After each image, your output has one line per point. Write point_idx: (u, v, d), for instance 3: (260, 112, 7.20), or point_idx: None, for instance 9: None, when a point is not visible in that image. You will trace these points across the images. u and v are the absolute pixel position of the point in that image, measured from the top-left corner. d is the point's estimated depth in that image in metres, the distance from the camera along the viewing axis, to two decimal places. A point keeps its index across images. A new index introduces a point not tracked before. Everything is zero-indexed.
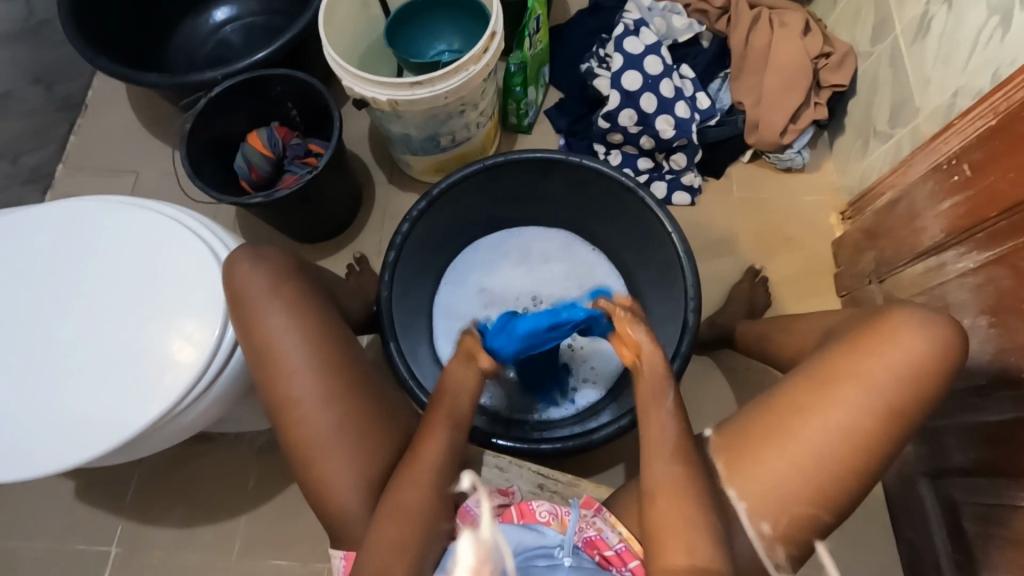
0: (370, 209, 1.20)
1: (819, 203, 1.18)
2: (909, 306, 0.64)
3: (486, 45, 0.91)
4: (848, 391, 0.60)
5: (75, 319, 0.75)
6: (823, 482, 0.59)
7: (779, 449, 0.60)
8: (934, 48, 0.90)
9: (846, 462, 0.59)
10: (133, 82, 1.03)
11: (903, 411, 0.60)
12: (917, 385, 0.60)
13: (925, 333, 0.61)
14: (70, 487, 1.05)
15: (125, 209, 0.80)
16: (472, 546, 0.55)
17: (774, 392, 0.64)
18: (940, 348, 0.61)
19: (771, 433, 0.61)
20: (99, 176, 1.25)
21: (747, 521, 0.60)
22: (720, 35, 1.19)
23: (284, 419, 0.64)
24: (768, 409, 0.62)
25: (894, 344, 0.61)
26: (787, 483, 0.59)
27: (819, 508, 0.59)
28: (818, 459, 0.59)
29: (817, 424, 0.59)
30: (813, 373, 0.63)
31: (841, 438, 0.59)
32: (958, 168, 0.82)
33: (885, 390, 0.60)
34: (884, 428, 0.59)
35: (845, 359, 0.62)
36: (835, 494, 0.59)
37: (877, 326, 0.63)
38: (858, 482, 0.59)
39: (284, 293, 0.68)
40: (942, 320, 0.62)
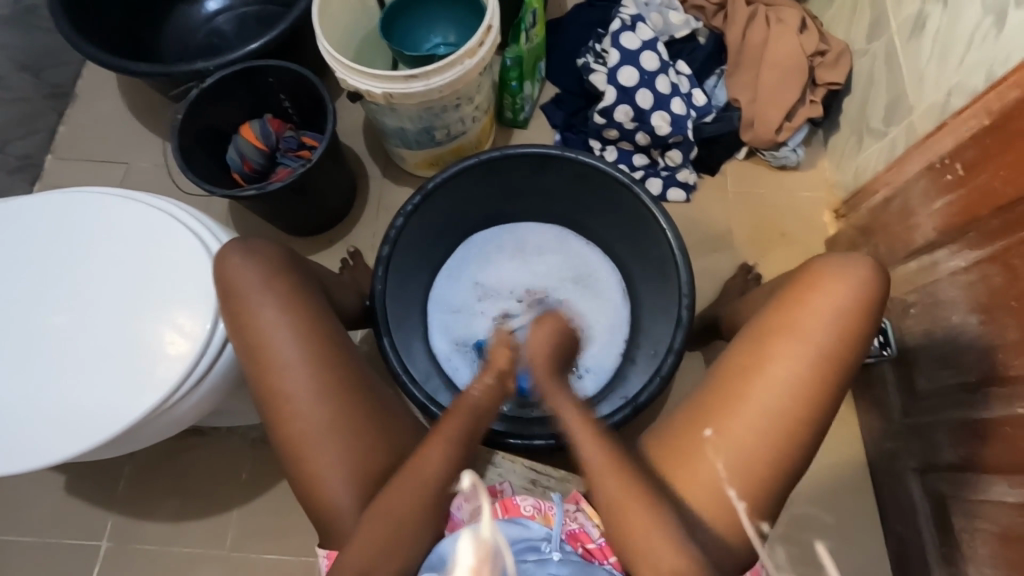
0: (364, 203, 1.19)
1: (813, 201, 1.19)
2: (828, 258, 0.68)
3: (482, 38, 0.90)
4: (787, 347, 0.63)
5: (64, 311, 0.74)
6: (780, 442, 0.61)
7: (741, 419, 0.62)
8: (929, 46, 0.90)
9: (795, 415, 0.62)
10: (123, 72, 1.01)
11: (844, 354, 0.63)
12: (852, 326, 0.63)
13: (847, 277, 0.65)
14: (59, 481, 1.04)
15: (115, 200, 0.79)
16: (472, 545, 0.58)
17: (724, 362, 0.67)
18: (865, 287, 0.64)
19: (730, 406, 0.63)
20: (89, 167, 1.24)
21: (747, 520, 0.61)
22: (716, 31, 1.19)
23: (276, 415, 0.64)
24: (724, 382, 0.65)
25: (821, 292, 0.65)
26: (762, 454, 0.61)
27: (792, 470, 0.62)
28: (770, 418, 0.62)
29: (769, 388, 0.62)
30: (755, 339, 0.66)
31: (794, 395, 0.62)
32: (952, 166, 0.82)
33: (817, 338, 0.63)
34: (830, 375, 0.62)
35: (779, 317, 0.65)
36: (802, 452, 0.62)
37: (804, 281, 0.67)
38: (809, 433, 0.62)
39: (276, 288, 0.68)
40: (857, 260, 0.66)
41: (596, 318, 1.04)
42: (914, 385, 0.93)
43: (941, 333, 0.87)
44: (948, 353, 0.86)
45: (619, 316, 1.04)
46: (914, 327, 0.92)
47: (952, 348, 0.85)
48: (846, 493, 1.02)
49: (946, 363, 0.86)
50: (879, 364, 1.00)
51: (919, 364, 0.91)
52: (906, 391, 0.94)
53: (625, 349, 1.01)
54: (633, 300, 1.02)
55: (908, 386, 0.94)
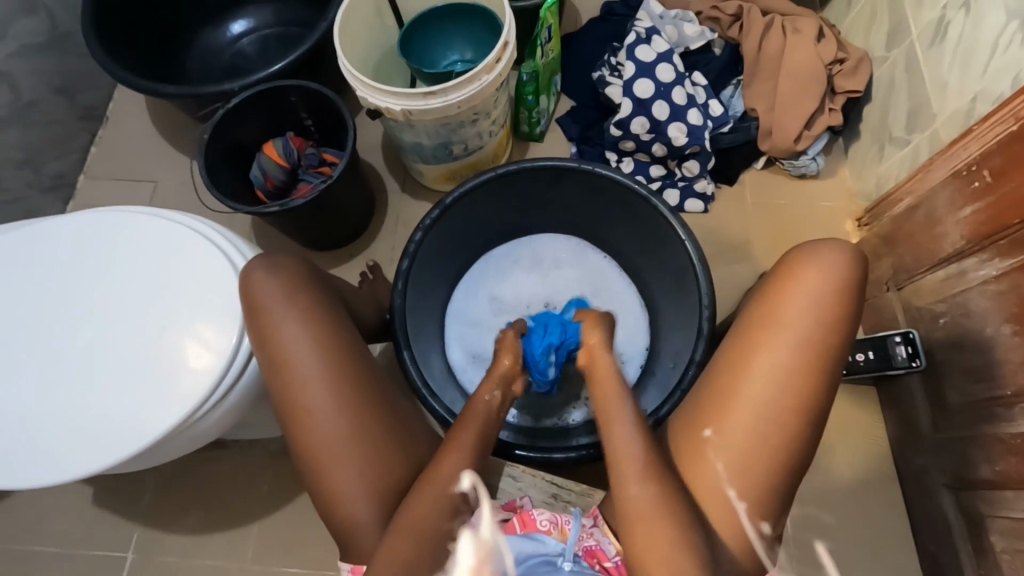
0: (383, 218, 1.21)
1: (834, 210, 1.17)
2: (808, 245, 0.67)
3: (499, 55, 0.92)
4: (773, 337, 0.62)
5: (96, 326, 0.77)
6: (780, 440, 0.60)
7: (735, 415, 0.61)
8: (951, 53, 0.89)
9: (790, 408, 0.60)
10: (153, 94, 1.05)
11: (831, 340, 0.62)
12: (836, 311, 0.62)
13: (826, 262, 0.64)
14: (87, 493, 1.06)
15: (145, 218, 0.81)
16: (472, 545, 0.60)
17: (715, 361, 0.66)
18: (845, 271, 0.63)
19: (722, 402, 0.62)
20: (119, 186, 1.28)
21: (748, 522, 0.59)
22: (732, 42, 1.19)
23: (298, 429, 0.65)
24: (714, 379, 0.64)
25: (801, 279, 0.64)
26: (758, 449, 0.60)
27: (792, 465, 0.61)
28: (766, 415, 0.60)
29: (758, 381, 0.61)
30: (743, 332, 0.65)
31: (786, 386, 0.61)
32: (979, 173, 0.81)
33: (802, 328, 0.62)
34: (819, 362, 0.61)
35: (762, 308, 0.64)
36: (801, 444, 0.61)
37: (784, 270, 0.66)
38: (808, 426, 0.61)
39: (300, 302, 0.69)
40: (834, 244, 0.66)
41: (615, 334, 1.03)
42: (944, 398, 0.90)
43: (972, 345, 0.84)
44: (980, 366, 0.83)
45: (639, 328, 1.03)
46: (944, 338, 0.90)
47: (984, 359, 0.83)
48: (876, 509, 0.99)
49: (978, 376, 0.84)
50: (907, 376, 0.97)
51: (950, 376, 0.89)
52: (937, 404, 0.91)
53: (645, 363, 1.00)
54: (652, 311, 1.02)
55: (938, 399, 0.91)
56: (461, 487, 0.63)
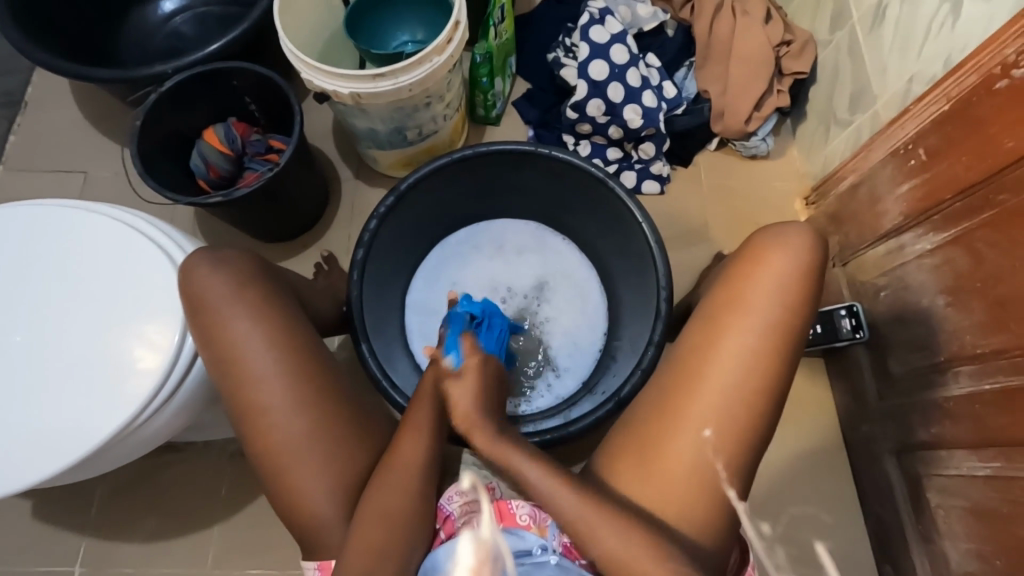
0: (337, 206, 1.17)
1: (783, 189, 1.20)
2: (769, 230, 0.69)
3: (450, 35, 0.89)
4: (736, 322, 0.64)
5: (24, 330, 0.71)
6: (746, 422, 0.62)
7: (703, 400, 0.62)
8: (890, 35, 0.92)
9: (753, 390, 0.62)
10: (76, 77, 0.97)
11: (792, 323, 0.64)
12: (797, 294, 0.64)
13: (786, 247, 0.66)
14: (27, 507, 1.00)
15: (72, 214, 0.75)
16: (471, 546, 0.59)
17: (681, 347, 0.67)
18: (805, 255, 0.66)
19: (690, 388, 0.63)
20: (44, 177, 1.18)
21: (743, 514, 0.62)
22: (684, 23, 1.20)
23: (252, 432, 0.62)
24: (682, 365, 0.65)
25: (764, 265, 0.65)
26: (727, 433, 0.62)
27: (758, 445, 0.63)
28: (730, 397, 0.62)
29: (723, 365, 0.63)
30: (709, 317, 0.66)
31: (751, 368, 0.62)
32: (916, 152, 0.84)
33: (765, 311, 0.64)
34: (782, 343, 0.63)
35: (726, 294, 0.66)
36: (763, 425, 0.63)
37: (747, 255, 0.68)
38: (773, 406, 0.63)
39: (247, 297, 0.66)
40: (793, 228, 0.67)
41: (575, 316, 1.04)
42: (887, 367, 0.95)
43: (910, 315, 0.89)
44: (917, 335, 0.88)
45: (599, 308, 1.04)
46: (885, 310, 0.95)
47: (920, 328, 0.87)
48: (824, 474, 1.04)
49: (916, 345, 0.89)
50: (853, 348, 1.02)
51: (890, 346, 0.94)
52: (880, 373, 0.96)
53: (606, 344, 1.01)
54: (611, 293, 1.03)
55: (881, 368, 0.96)
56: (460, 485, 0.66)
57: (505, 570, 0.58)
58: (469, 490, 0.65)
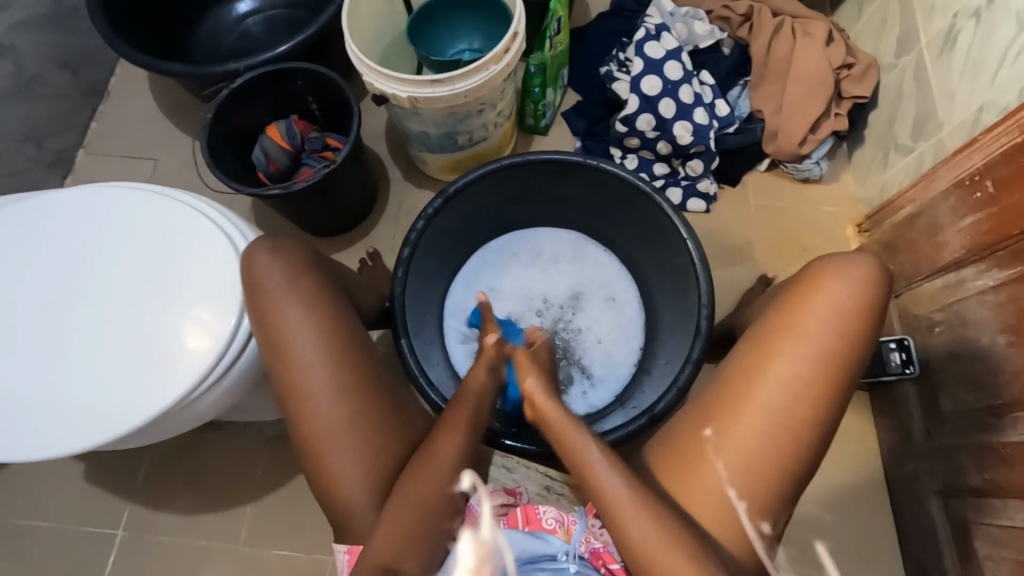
0: (385, 205, 1.20)
1: (836, 214, 1.17)
2: (830, 258, 0.67)
3: (508, 45, 0.91)
4: (788, 348, 0.62)
5: (96, 301, 0.76)
6: (786, 451, 0.60)
7: (744, 422, 0.61)
8: (961, 62, 0.89)
9: (798, 418, 0.61)
10: (158, 72, 1.04)
11: (847, 355, 0.62)
12: (854, 326, 0.62)
13: (848, 276, 0.64)
14: (80, 469, 1.06)
15: (146, 197, 0.80)
16: (472, 544, 0.57)
17: (725, 368, 0.66)
18: (866, 286, 0.63)
19: (732, 410, 0.62)
20: (119, 163, 1.27)
21: (748, 521, 0.60)
22: (741, 42, 1.19)
23: (296, 414, 0.65)
24: (726, 386, 0.64)
25: (823, 293, 0.64)
26: (764, 455, 0.60)
27: (797, 477, 0.61)
28: (774, 424, 0.61)
29: (772, 390, 0.61)
30: (758, 340, 0.65)
31: (798, 397, 0.61)
32: (982, 184, 0.81)
33: (820, 341, 0.62)
34: (834, 374, 0.61)
35: (779, 319, 0.64)
36: (806, 456, 0.61)
37: (804, 282, 0.66)
38: (817, 440, 0.61)
39: (301, 285, 0.69)
40: (857, 259, 0.66)
41: (610, 329, 1.04)
42: (938, 406, 0.91)
43: (967, 354, 0.85)
44: (974, 374, 0.84)
45: (636, 323, 1.04)
46: (939, 346, 0.91)
47: (978, 368, 0.83)
48: (862, 513, 1.00)
49: (972, 385, 0.84)
50: (901, 383, 0.98)
51: (943, 384, 0.90)
52: (930, 411, 0.92)
53: (641, 361, 1.01)
54: (649, 309, 1.02)
55: (932, 407, 0.92)
56: (461, 486, 0.63)
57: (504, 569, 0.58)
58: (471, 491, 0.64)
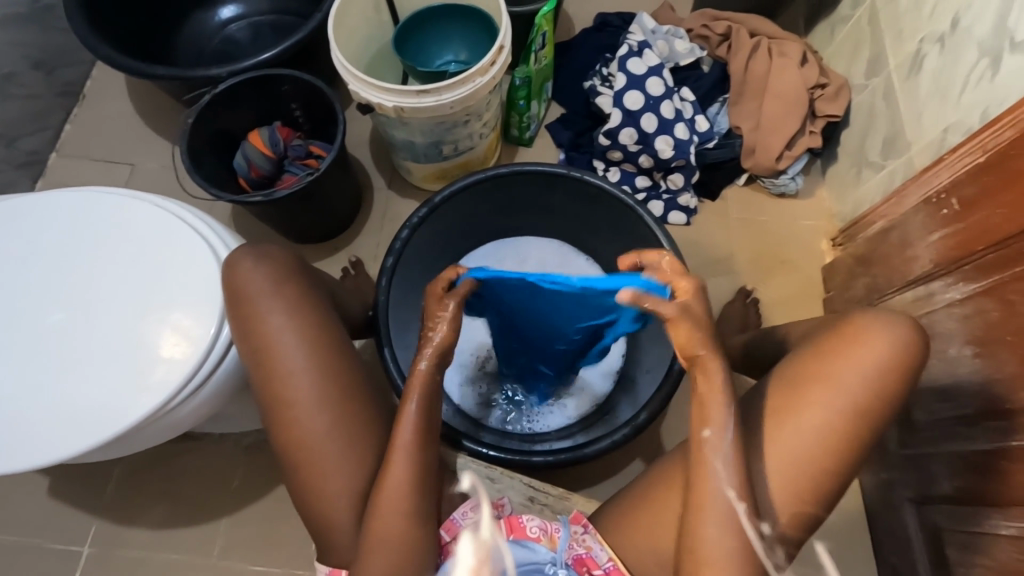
0: (369, 213, 1.20)
1: (812, 228, 1.21)
2: (872, 311, 0.65)
3: (494, 58, 0.92)
4: (816, 399, 0.62)
5: (68, 310, 0.74)
6: (800, 498, 0.61)
7: (760, 466, 0.62)
8: (927, 85, 0.93)
9: (817, 470, 0.61)
10: (137, 75, 1.02)
11: (875, 413, 0.61)
12: (888, 385, 0.61)
13: (889, 334, 0.62)
14: (44, 483, 1.02)
15: (125, 202, 0.79)
16: (472, 545, 0.58)
17: (749, 406, 0.66)
18: (905, 345, 0.62)
19: (749, 452, 0.63)
20: (94, 166, 1.24)
21: (748, 522, 0.58)
22: (720, 60, 1.22)
23: (279, 426, 0.63)
24: (748, 426, 0.64)
25: (860, 348, 0.62)
26: (774, 483, 0.61)
27: (808, 520, 0.62)
28: (791, 472, 0.61)
29: (794, 439, 0.61)
30: (785, 384, 0.64)
31: (819, 449, 0.61)
32: (949, 201, 0.84)
33: (851, 396, 0.61)
34: (859, 431, 0.61)
35: (808, 367, 0.63)
36: (819, 504, 0.62)
37: (841, 331, 0.64)
38: (832, 492, 0.62)
39: (286, 293, 0.68)
40: (899, 318, 0.64)
41: None
42: (910, 415, 0.94)
43: (938, 365, 0.88)
44: (944, 384, 0.87)
45: None
46: None
47: (947, 378, 0.86)
48: (840, 520, 1.02)
49: (942, 395, 0.87)
50: None
51: (914, 395, 0.93)
52: (903, 421, 0.95)
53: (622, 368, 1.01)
54: None
55: (904, 416, 0.95)
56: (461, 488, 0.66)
57: (505, 571, 0.58)
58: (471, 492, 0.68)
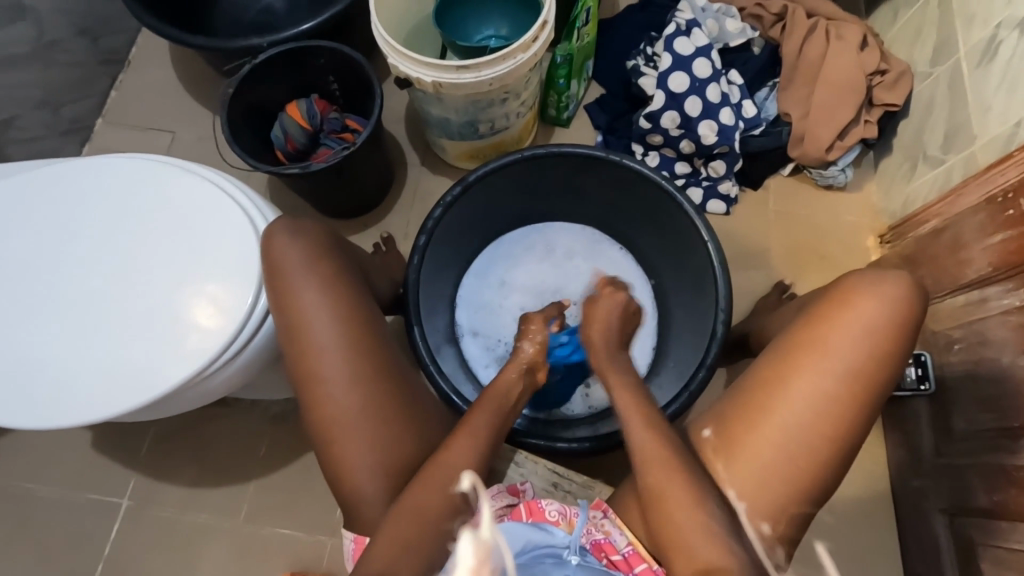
0: (402, 190, 1.19)
1: (857, 225, 1.15)
2: (863, 273, 0.65)
3: (536, 34, 0.89)
4: (813, 364, 0.61)
5: (110, 276, 0.76)
6: (803, 467, 0.60)
7: (760, 437, 0.61)
8: (999, 75, 0.87)
9: (818, 437, 0.60)
10: (181, 44, 1.02)
11: (874, 374, 0.61)
12: (885, 345, 0.61)
13: (882, 294, 0.62)
14: (87, 438, 1.07)
15: (168, 171, 0.80)
16: (471, 544, 0.43)
17: (747, 378, 0.65)
18: (899, 304, 0.62)
19: (748, 423, 0.62)
20: (136, 134, 1.26)
21: (747, 522, 0.60)
22: (772, 42, 1.16)
23: (309, 398, 0.64)
24: (746, 398, 0.63)
25: (853, 309, 0.62)
26: (777, 467, 0.60)
27: (813, 494, 0.61)
28: (791, 441, 0.60)
29: (793, 406, 0.60)
30: (783, 353, 0.63)
31: (820, 415, 0.60)
32: (1015, 202, 0.79)
33: (847, 358, 0.61)
34: (859, 394, 0.60)
35: (805, 334, 0.63)
36: (823, 474, 0.60)
37: (834, 296, 0.64)
38: (837, 460, 0.60)
39: (321, 268, 0.68)
40: (893, 277, 0.63)
41: None
42: (951, 424, 0.90)
43: (985, 374, 0.84)
44: (991, 395, 0.83)
45: (648, 324, 1.03)
46: (956, 364, 0.89)
47: (996, 389, 0.82)
48: (866, 526, 1.00)
49: (989, 406, 0.83)
50: (914, 398, 0.97)
51: (957, 404, 0.89)
52: (942, 430, 0.91)
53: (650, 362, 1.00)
54: (664, 311, 1.01)
55: (943, 424, 0.91)
56: (460, 487, 0.60)
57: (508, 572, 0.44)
58: (471, 493, 0.61)
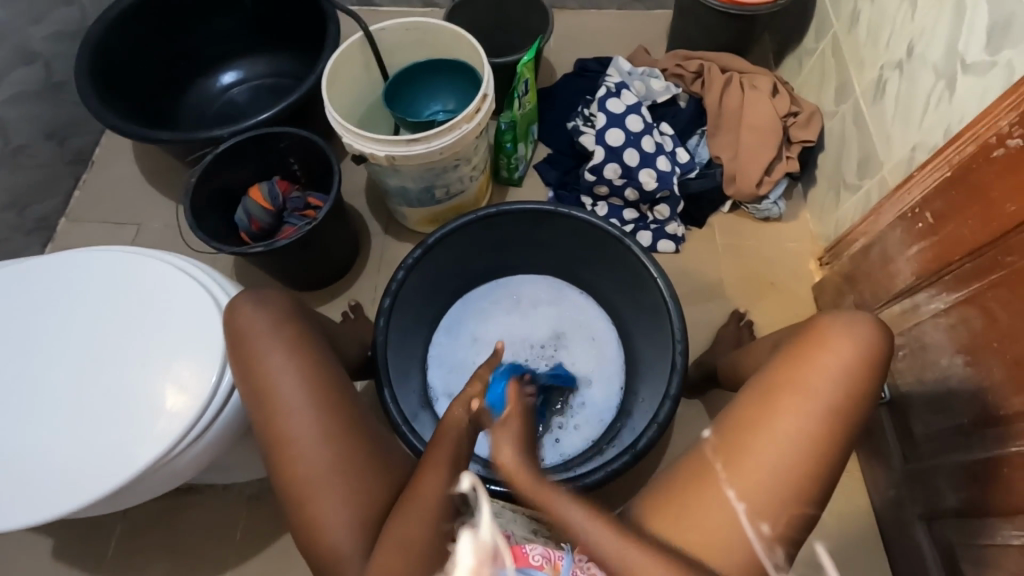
0: (367, 258, 1.23)
1: (799, 251, 1.24)
2: (833, 316, 0.68)
3: (479, 105, 0.97)
4: (793, 404, 0.63)
5: (73, 366, 0.76)
6: (788, 506, 0.60)
7: (746, 477, 0.61)
8: (891, 108, 0.98)
9: (801, 476, 0.61)
10: (148, 141, 1.07)
11: (850, 415, 0.63)
12: (858, 387, 0.64)
13: (852, 336, 0.65)
14: (48, 545, 1.01)
15: (132, 259, 0.82)
16: (472, 545, 0.57)
17: (727, 418, 0.66)
18: (868, 347, 0.65)
19: (733, 461, 0.62)
20: (101, 228, 1.29)
21: (747, 523, 0.59)
22: (696, 96, 1.29)
23: (280, 463, 0.64)
24: (730, 438, 0.63)
25: (828, 351, 0.64)
26: (763, 493, 0.60)
27: (800, 525, 0.61)
28: (776, 481, 0.60)
29: (775, 446, 0.61)
30: (762, 393, 0.65)
31: (801, 455, 0.61)
32: (922, 216, 0.87)
33: (825, 399, 0.62)
34: (836, 435, 0.62)
35: (783, 375, 0.65)
36: (807, 511, 0.61)
37: (808, 338, 0.67)
38: (819, 500, 0.61)
39: (285, 333, 0.70)
40: (859, 320, 0.67)
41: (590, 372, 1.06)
42: (911, 430, 0.94)
43: (931, 376, 0.89)
44: (940, 396, 0.87)
45: (614, 363, 1.06)
46: (905, 370, 0.94)
47: (943, 389, 0.87)
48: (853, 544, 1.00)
49: (940, 407, 0.87)
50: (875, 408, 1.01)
51: (912, 409, 0.93)
52: (904, 436, 0.94)
53: (621, 401, 1.02)
54: (629, 349, 1.05)
55: (904, 430, 0.95)
56: (460, 487, 0.63)
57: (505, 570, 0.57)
58: (471, 493, 0.64)
